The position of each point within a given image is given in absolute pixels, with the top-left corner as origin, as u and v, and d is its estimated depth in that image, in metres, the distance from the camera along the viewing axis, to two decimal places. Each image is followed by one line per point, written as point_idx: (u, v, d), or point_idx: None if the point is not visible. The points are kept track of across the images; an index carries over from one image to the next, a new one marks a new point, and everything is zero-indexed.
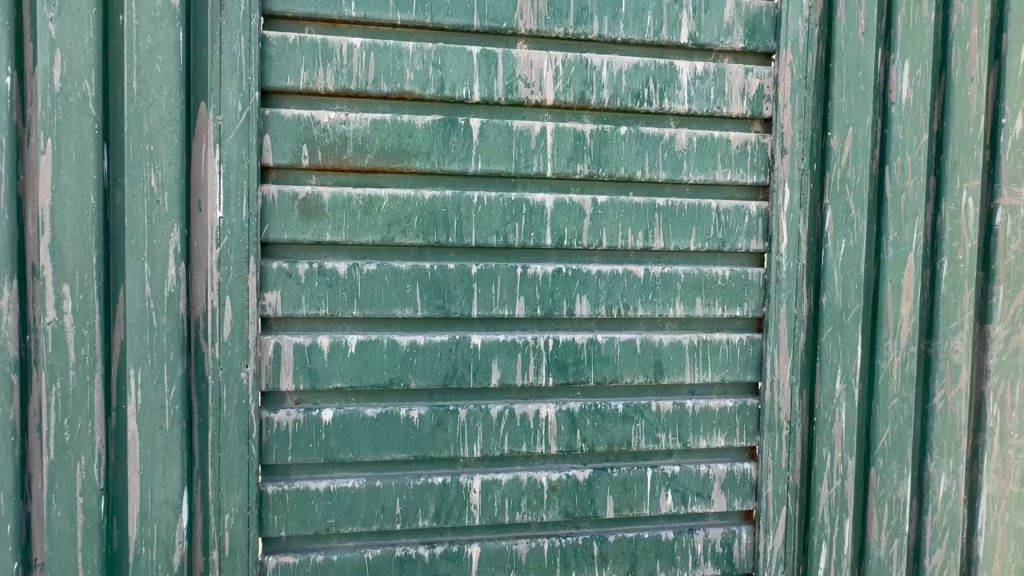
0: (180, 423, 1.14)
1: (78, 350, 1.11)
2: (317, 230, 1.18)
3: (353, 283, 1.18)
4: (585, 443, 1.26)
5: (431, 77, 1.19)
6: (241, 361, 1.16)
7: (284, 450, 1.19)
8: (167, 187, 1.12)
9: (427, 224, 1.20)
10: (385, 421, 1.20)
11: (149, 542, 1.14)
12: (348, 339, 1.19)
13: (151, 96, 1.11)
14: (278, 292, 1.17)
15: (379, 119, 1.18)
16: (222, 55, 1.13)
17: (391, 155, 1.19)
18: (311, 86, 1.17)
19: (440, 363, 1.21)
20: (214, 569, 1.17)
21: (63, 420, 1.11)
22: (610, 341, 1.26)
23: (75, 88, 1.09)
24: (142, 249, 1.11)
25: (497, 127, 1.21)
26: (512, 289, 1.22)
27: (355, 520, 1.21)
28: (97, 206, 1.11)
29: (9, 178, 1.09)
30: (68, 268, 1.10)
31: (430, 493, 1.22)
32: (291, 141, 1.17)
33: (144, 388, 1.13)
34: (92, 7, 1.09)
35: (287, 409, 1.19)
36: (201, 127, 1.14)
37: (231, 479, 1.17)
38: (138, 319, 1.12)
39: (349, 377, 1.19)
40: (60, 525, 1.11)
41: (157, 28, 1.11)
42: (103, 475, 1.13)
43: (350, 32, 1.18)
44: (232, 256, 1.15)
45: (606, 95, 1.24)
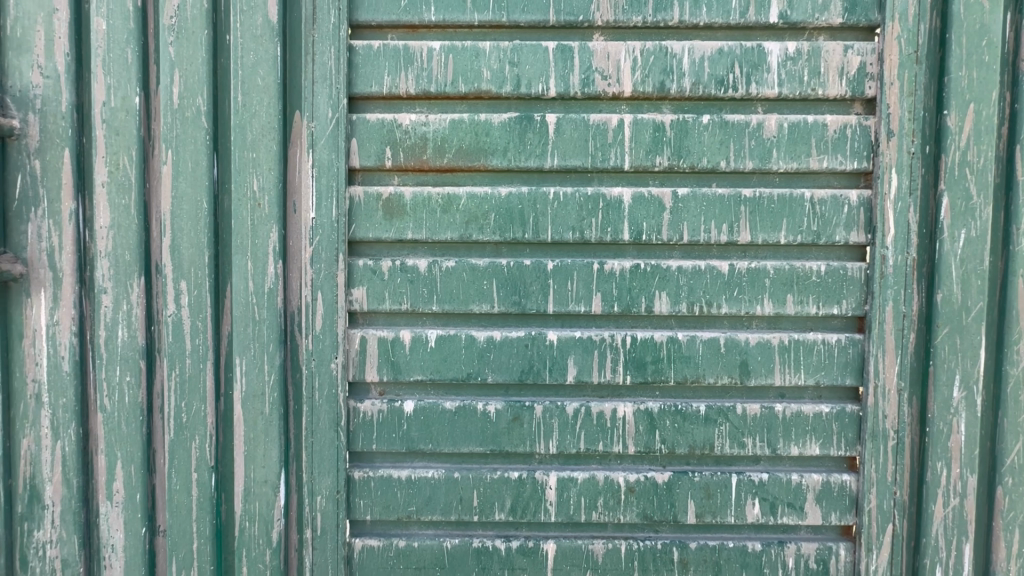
0: (278, 409, 1.23)
1: (193, 340, 1.24)
2: (399, 228, 1.23)
3: (433, 280, 1.22)
4: (665, 444, 1.22)
5: (507, 75, 1.20)
6: (331, 353, 1.23)
7: (369, 439, 1.25)
8: (267, 191, 1.21)
9: (503, 221, 1.21)
10: (463, 414, 1.23)
11: (252, 518, 1.24)
12: (428, 333, 1.23)
13: (253, 107, 1.21)
14: (364, 288, 1.24)
15: (457, 119, 1.21)
16: (315, 66, 1.21)
17: (469, 154, 1.21)
18: (393, 91, 1.22)
19: (516, 358, 1.22)
20: (307, 548, 1.25)
21: (180, 403, 1.24)
22: (691, 340, 1.20)
23: (191, 104, 1.22)
24: (245, 248, 1.22)
25: (573, 122, 1.20)
26: (588, 285, 1.21)
27: (435, 509, 1.25)
28: (209, 210, 1.23)
29: (139, 187, 1.24)
30: (185, 266, 1.23)
31: (506, 488, 1.23)
32: (376, 143, 1.23)
33: (248, 376, 1.23)
34: (205, 30, 1.22)
35: (372, 399, 1.25)
36: (296, 134, 1.23)
37: (323, 464, 1.24)
38: (242, 313, 1.22)
39: (429, 370, 1.23)
40: (178, 496, 1.25)
41: (258, 44, 1.20)
42: (214, 455, 1.25)
43: (430, 37, 1.22)
44: (323, 254, 1.22)
45: (687, 83, 1.19)
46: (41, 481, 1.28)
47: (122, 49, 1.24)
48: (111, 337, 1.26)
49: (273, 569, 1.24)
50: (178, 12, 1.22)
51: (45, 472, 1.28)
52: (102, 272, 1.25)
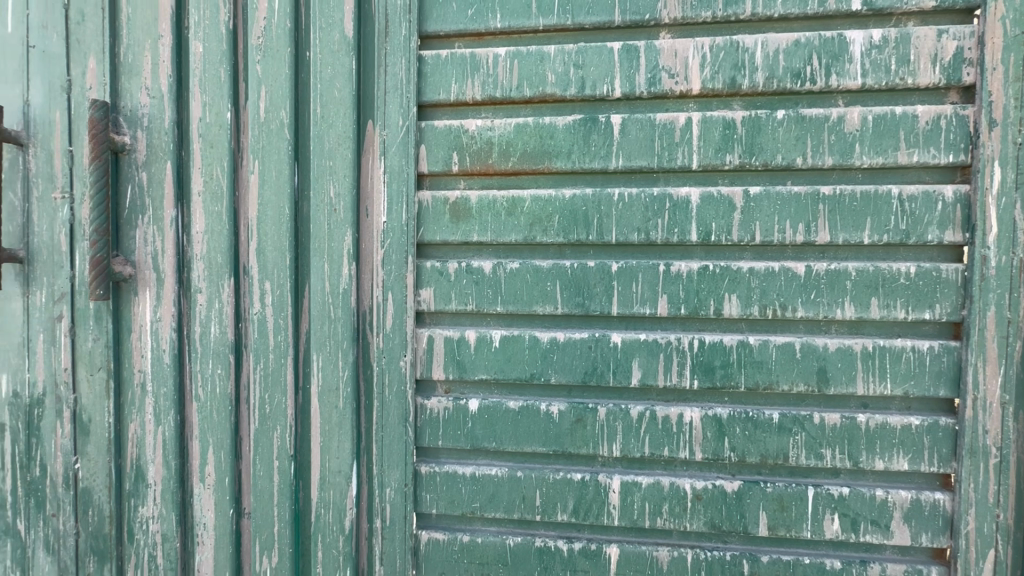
0: (351, 404, 1.30)
1: (276, 336, 1.33)
2: (465, 231, 1.26)
3: (497, 281, 1.24)
4: (734, 452, 1.18)
5: (572, 78, 1.20)
6: (400, 351, 1.28)
7: (435, 435, 1.29)
8: (342, 196, 1.28)
9: (567, 222, 1.21)
10: (527, 414, 1.24)
11: (327, 505, 1.32)
12: (492, 333, 1.25)
13: (331, 118, 1.28)
14: (432, 288, 1.28)
15: (522, 122, 1.23)
16: (387, 76, 1.27)
17: (534, 157, 1.22)
18: (460, 97, 1.25)
19: (579, 360, 1.22)
20: (377, 536, 1.31)
21: (265, 395, 1.34)
22: (763, 344, 1.16)
23: (275, 117, 1.32)
24: (323, 251, 1.29)
25: (639, 122, 1.18)
26: (654, 287, 1.19)
27: (498, 507, 1.27)
28: (290, 215, 1.32)
29: (229, 195, 1.35)
30: (269, 268, 1.33)
31: (569, 489, 1.23)
32: (444, 149, 1.27)
33: (324, 371, 1.31)
34: (288, 48, 1.31)
35: (438, 396, 1.29)
36: (369, 142, 1.29)
37: (392, 457, 1.30)
38: (320, 312, 1.30)
39: (493, 370, 1.25)
40: (261, 481, 1.35)
41: (335, 59, 1.28)
42: (293, 445, 1.34)
43: (495, 43, 1.25)
44: (393, 256, 1.27)
45: (761, 78, 1.14)
46: (145, 462, 1.42)
47: (216, 68, 1.35)
48: (205, 332, 1.38)
49: (346, 555, 1.31)
50: (265, 33, 1.32)
51: (148, 454, 1.42)
52: (198, 273, 1.37)
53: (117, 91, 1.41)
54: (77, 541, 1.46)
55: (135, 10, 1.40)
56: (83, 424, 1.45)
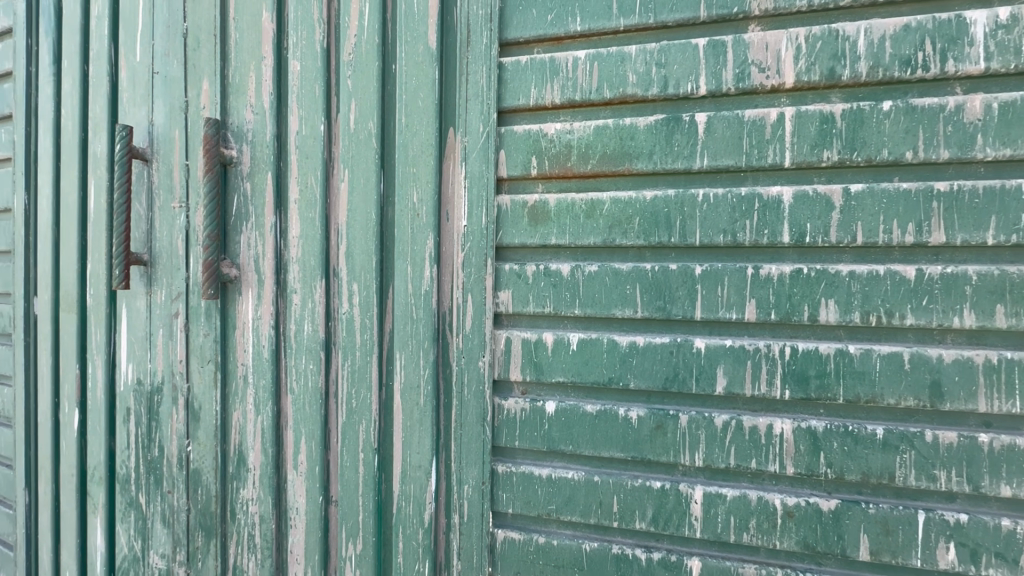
0: (431, 401, 1.35)
1: (362, 335, 1.40)
2: (543, 234, 1.27)
3: (576, 284, 1.24)
4: (831, 468, 1.10)
5: (654, 77, 1.18)
6: (479, 352, 1.31)
7: (512, 435, 1.31)
8: (425, 201, 1.34)
9: (648, 224, 1.19)
10: (605, 419, 1.23)
11: (408, 498, 1.38)
12: (570, 336, 1.25)
13: (415, 127, 1.34)
14: (510, 291, 1.29)
15: (602, 124, 1.22)
16: (468, 84, 1.31)
17: (613, 159, 1.21)
18: (539, 102, 1.26)
19: (660, 365, 1.19)
20: (455, 532, 1.35)
21: (352, 390, 1.42)
22: (865, 354, 1.07)
23: (364, 127, 1.40)
24: (406, 254, 1.35)
25: (726, 120, 1.14)
26: (741, 291, 1.13)
27: (574, 510, 1.26)
28: (377, 220, 1.39)
29: (321, 202, 1.45)
30: (357, 270, 1.41)
31: (648, 497, 1.21)
32: (522, 153, 1.28)
33: (406, 369, 1.37)
34: (376, 62, 1.38)
35: (515, 397, 1.31)
36: (451, 148, 1.33)
37: (470, 455, 1.33)
38: (403, 312, 1.36)
39: (571, 373, 1.25)
40: (348, 472, 1.43)
41: (419, 70, 1.34)
42: (376, 439, 1.40)
43: (575, 46, 1.25)
44: (473, 259, 1.31)
45: (864, 67, 1.07)
46: (246, 448, 1.55)
47: (312, 85, 1.45)
48: (300, 330, 1.48)
49: (425, 548, 1.36)
50: (355, 49, 1.40)
51: (249, 441, 1.55)
52: (294, 275, 1.48)
53: (226, 109, 1.55)
54: (189, 516, 1.63)
55: (241, 35, 1.54)
56: (195, 410, 1.61)
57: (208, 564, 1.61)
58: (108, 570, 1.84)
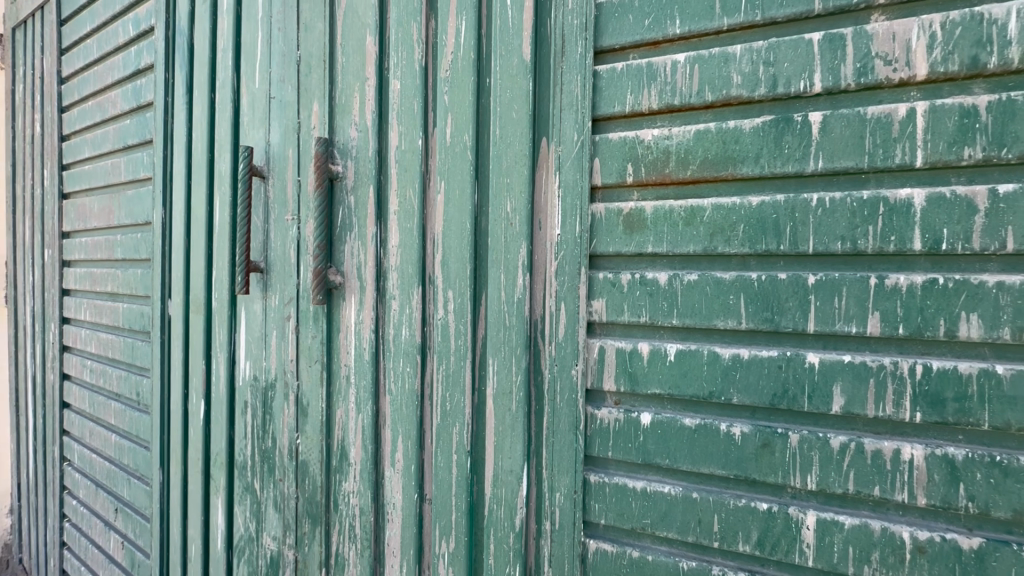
0: (523, 408, 1.37)
1: (457, 341, 1.46)
2: (639, 242, 1.24)
3: (673, 293, 1.20)
4: (973, 502, 0.98)
5: (762, 76, 1.12)
6: (572, 360, 1.31)
7: (605, 446, 1.29)
8: (519, 211, 1.36)
9: (754, 232, 1.13)
10: (704, 434, 1.18)
11: (500, 502, 1.41)
12: (667, 347, 1.22)
13: (509, 139, 1.38)
14: (604, 299, 1.28)
15: (703, 128, 1.18)
16: (563, 94, 1.31)
17: (716, 164, 1.17)
18: (636, 108, 1.24)
19: (766, 380, 1.12)
20: (546, 538, 1.35)
21: (447, 393, 1.48)
22: (1017, 376, 0.95)
23: (459, 140, 1.45)
24: (500, 262, 1.39)
25: (844, 118, 1.06)
26: (862, 303, 1.05)
27: (671, 526, 1.22)
28: (471, 229, 1.43)
29: (419, 213, 1.52)
30: (453, 278, 1.46)
31: (753, 519, 1.14)
32: (618, 161, 1.26)
33: (499, 375, 1.40)
34: (471, 77, 1.43)
35: (608, 407, 1.29)
36: (544, 158, 1.34)
37: (562, 462, 1.33)
38: (497, 319, 1.39)
39: (668, 385, 1.22)
40: (443, 471, 1.49)
41: (513, 83, 1.37)
42: (469, 441, 1.45)
43: (673, 49, 1.22)
44: (567, 267, 1.31)
45: (1015, 53, 0.94)
46: (348, 443, 1.66)
47: (411, 102, 1.53)
48: (398, 334, 1.56)
49: (516, 552, 1.38)
50: (452, 66, 1.46)
51: (350, 437, 1.66)
52: (394, 282, 1.57)
53: (333, 129, 1.68)
54: (297, 503, 1.77)
55: (347, 59, 1.66)
56: (304, 406, 1.75)
57: (313, 549, 1.74)
58: (227, 546, 2.05)
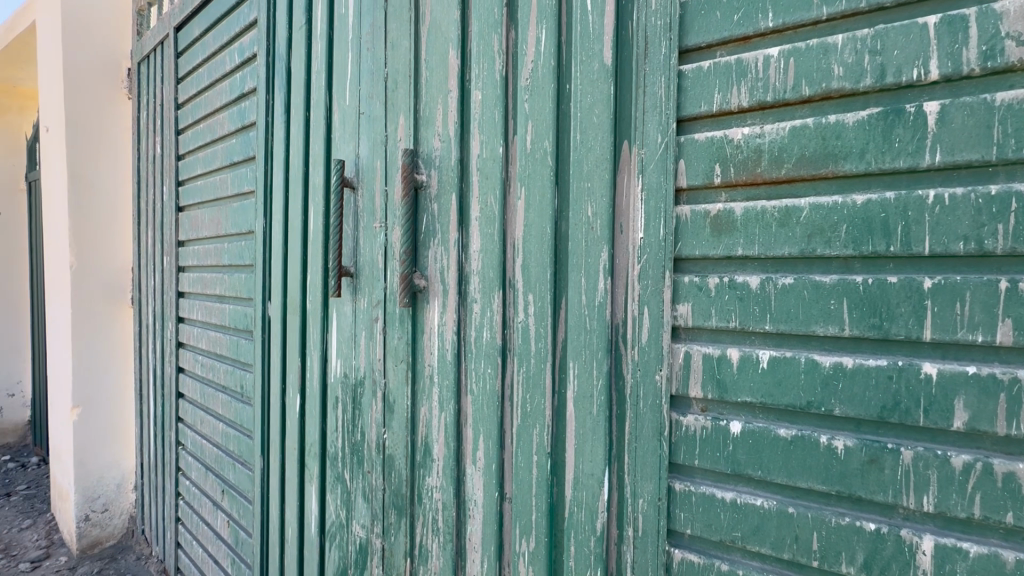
0: (605, 412, 1.36)
1: (537, 344, 1.48)
2: (728, 245, 1.20)
3: (766, 298, 1.15)
4: None
5: (867, 67, 1.05)
6: (656, 365, 1.28)
7: (691, 454, 1.25)
8: (600, 215, 1.37)
9: (859, 232, 1.06)
10: (802, 446, 1.12)
11: (580, 504, 1.41)
12: (760, 354, 1.17)
13: (590, 143, 1.39)
14: (689, 304, 1.25)
15: (800, 125, 1.12)
16: (646, 96, 1.30)
17: (814, 162, 1.10)
18: (724, 107, 1.20)
19: (873, 391, 1.05)
20: (628, 545, 1.33)
21: (527, 395, 1.51)
22: None
23: (539, 147, 1.48)
24: (581, 266, 1.40)
25: (967, 106, 0.96)
26: (990, 309, 0.95)
27: (764, 541, 1.17)
28: (551, 234, 1.46)
29: (499, 218, 1.56)
30: (533, 281, 1.49)
31: (858, 539, 1.07)
32: (705, 161, 1.23)
33: (580, 378, 1.41)
34: (551, 84, 1.45)
35: (694, 414, 1.25)
36: (626, 161, 1.34)
37: (646, 469, 1.31)
38: (577, 322, 1.41)
39: (760, 393, 1.17)
40: (523, 471, 1.52)
41: (594, 88, 1.38)
42: (550, 443, 1.47)
43: (766, 44, 1.16)
44: (650, 271, 1.29)
45: None
46: (432, 440, 1.74)
47: (492, 111, 1.58)
48: (479, 336, 1.62)
49: (597, 556, 1.38)
50: (532, 74, 1.50)
51: (434, 434, 1.73)
52: (475, 286, 1.62)
53: (419, 140, 1.78)
54: (385, 494, 1.88)
55: (431, 73, 1.74)
56: (390, 403, 1.86)
57: (399, 539, 1.83)
58: (320, 531, 2.21)
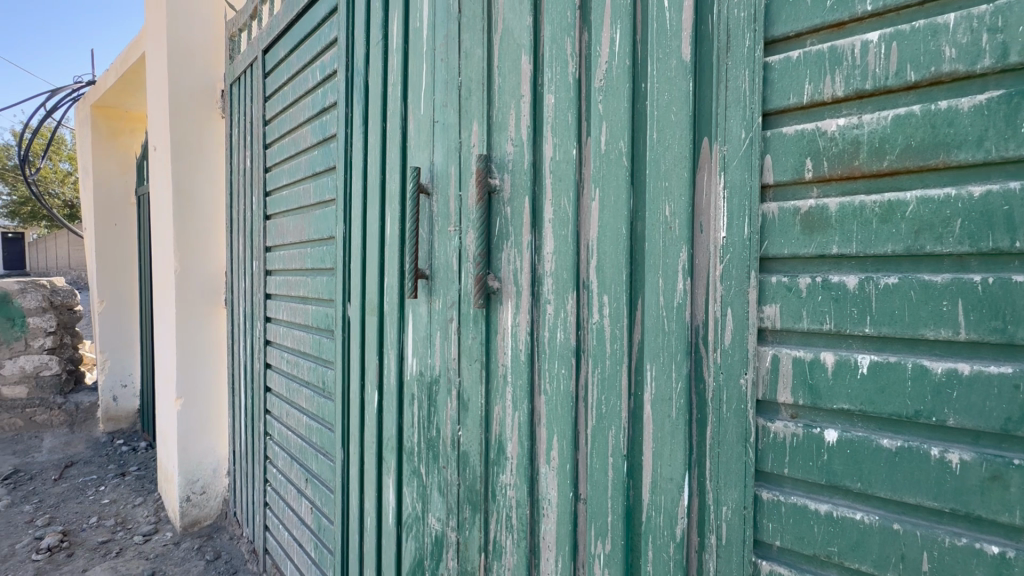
0: (684, 415, 1.33)
1: (613, 345, 1.47)
2: (821, 243, 1.14)
3: (866, 298, 1.09)
4: None
5: (986, 46, 0.96)
6: (740, 368, 1.24)
7: (781, 461, 1.20)
8: (679, 214, 1.34)
9: (977, 227, 0.97)
10: (909, 458, 1.04)
11: (658, 509, 1.39)
12: (858, 358, 1.10)
13: (668, 142, 1.36)
14: (777, 305, 1.19)
15: (904, 113, 1.04)
16: (728, 90, 1.26)
17: (922, 152, 1.02)
18: (816, 98, 1.14)
19: (995, 401, 0.96)
20: (711, 554, 1.29)
21: (602, 396, 1.50)
22: None
23: (614, 147, 1.47)
24: (659, 266, 1.38)
25: None
26: None
27: (865, 558, 1.10)
28: (627, 235, 1.44)
29: (573, 220, 1.57)
30: (608, 282, 1.49)
31: (978, 563, 0.97)
32: (794, 156, 1.17)
33: (657, 380, 1.38)
34: (627, 84, 1.45)
35: (784, 421, 1.19)
36: (706, 158, 1.30)
37: (730, 476, 1.26)
38: (655, 324, 1.38)
39: (860, 400, 1.10)
40: (599, 473, 1.51)
41: (672, 85, 1.36)
42: (626, 446, 1.45)
43: (863, 29, 1.09)
44: (734, 271, 1.24)
45: None
46: (506, 438, 1.77)
47: (565, 114, 1.60)
48: (553, 337, 1.63)
49: (677, 562, 1.35)
50: (606, 75, 1.49)
51: (508, 432, 1.77)
52: (549, 287, 1.64)
53: (492, 145, 1.82)
54: (459, 490, 1.95)
55: (504, 79, 1.78)
56: (465, 401, 1.92)
57: (474, 534, 1.88)
58: (397, 522, 2.31)
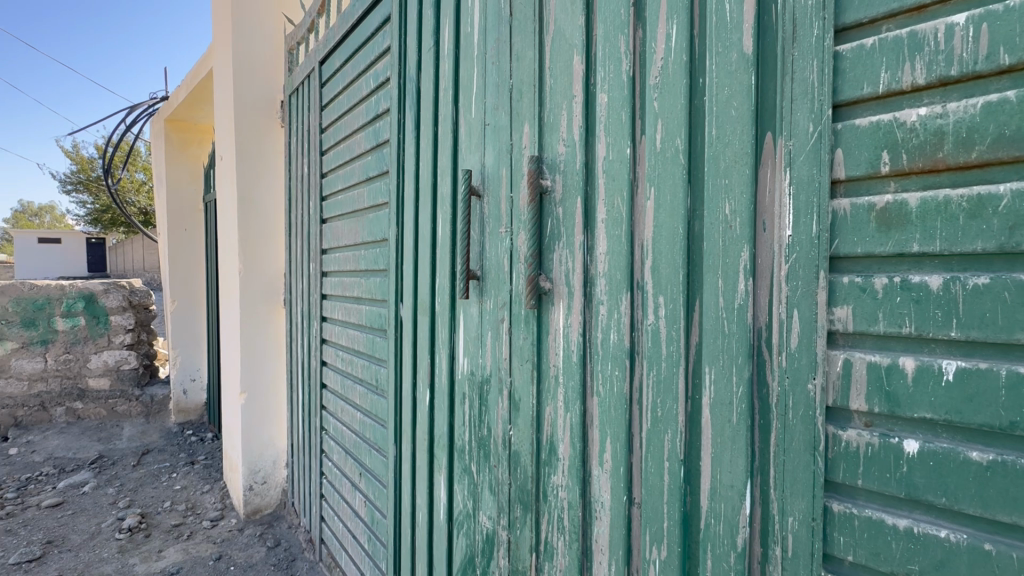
0: (746, 421, 1.29)
1: (669, 347, 1.44)
2: (899, 241, 1.07)
3: (951, 300, 1.01)
4: None
5: None
6: (808, 373, 1.18)
7: (854, 472, 1.13)
8: (740, 212, 1.30)
9: None
10: (1003, 473, 0.96)
11: (718, 517, 1.35)
12: (943, 364, 1.02)
13: (728, 138, 1.32)
14: (849, 307, 1.13)
15: (997, 99, 0.96)
16: (793, 82, 1.20)
17: (1017, 141, 0.94)
18: (893, 87, 1.08)
19: None
20: (776, 566, 1.24)
21: (658, 399, 1.47)
22: None
23: (670, 145, 1.45)
24: (718, 267, 1.34)
25: None
26: None
27: None
28: (683, 234, 1.41)
29: (627, 219, 1.55)
30: (663, 283, 1.46)
31: None
32: (869, 149, 1.11)
33: (717, 384, 1.34)
34: (683, 80, 1.41)
35: (857, 429, 1.13)
36: (770, 154, 1.25)
37: (797, 485, 1.21)
38: (714, 325, 1.35)
39: (944, 409, 1.02)
40: (654, 477, 1.49)
41: (732, 80, 1.31)
42: (683, 451, 1.42)
43: (947, 11, 1.02)
44: (800, 271, 1.19)
45: None
46: (557, 439, 1.77)
47: (618, 113, 1.58)
48: (606, 338, 1.62)
49: (738, 572, 1.30)
50: (662, 72, 1.47)
51: (559, 433, 1.77)
52: (602, 288, 1.63)
53: (543, 146, 1.83)
54: (510, 489, 1.96)
55: (556, 80, 1.78)
56: (516, 401, 1.93)
57: (525, 534, 1.90)
58: (448, 518, 2.36)
